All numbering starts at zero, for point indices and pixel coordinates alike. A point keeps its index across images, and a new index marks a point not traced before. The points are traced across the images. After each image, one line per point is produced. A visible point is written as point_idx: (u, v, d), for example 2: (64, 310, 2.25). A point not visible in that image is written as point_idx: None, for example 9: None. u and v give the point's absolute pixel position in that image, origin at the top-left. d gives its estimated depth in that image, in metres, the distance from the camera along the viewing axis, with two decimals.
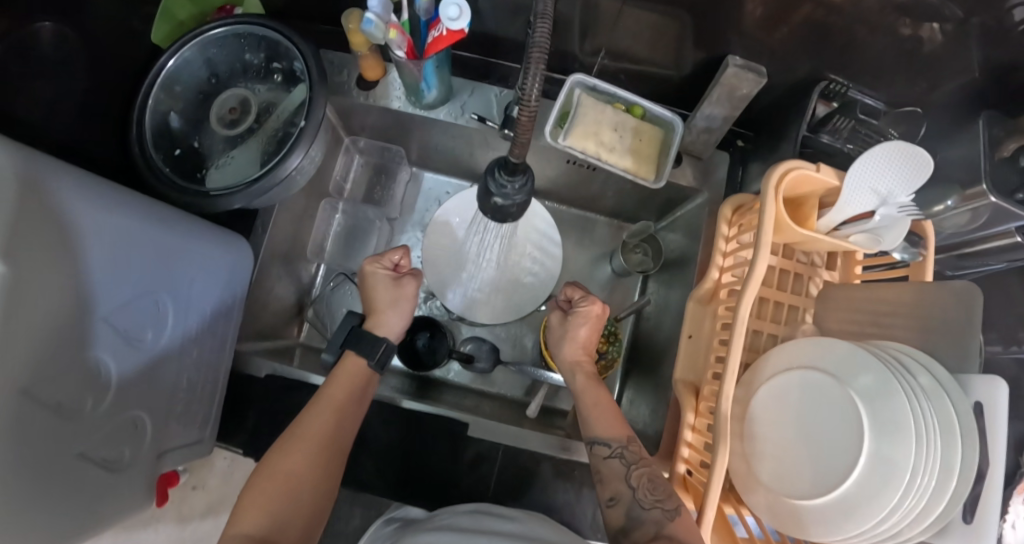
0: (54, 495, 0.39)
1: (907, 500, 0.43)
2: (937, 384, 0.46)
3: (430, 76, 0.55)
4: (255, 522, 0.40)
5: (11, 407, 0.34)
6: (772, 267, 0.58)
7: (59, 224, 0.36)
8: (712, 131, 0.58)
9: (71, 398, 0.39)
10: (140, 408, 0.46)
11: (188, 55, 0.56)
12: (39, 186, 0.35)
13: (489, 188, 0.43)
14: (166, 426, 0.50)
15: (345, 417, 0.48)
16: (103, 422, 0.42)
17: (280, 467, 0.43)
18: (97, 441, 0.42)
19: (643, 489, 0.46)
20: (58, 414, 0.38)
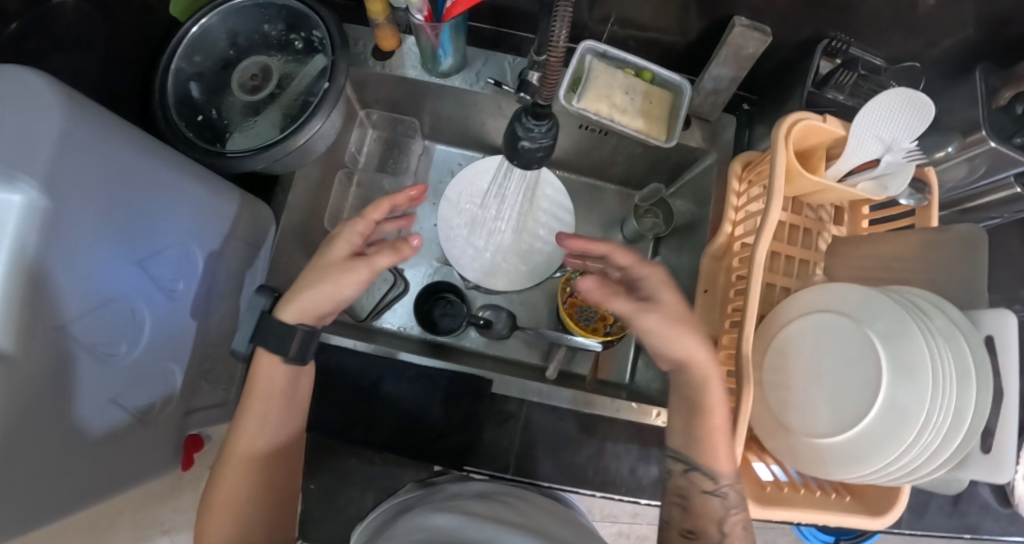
0: (89, 434, 0.40)
1: (924, 437, 0.44)
2: (953, 325, 0.47)
3: (447, 43, 0.57)
4: (221, 531, 0.45)
5: (52, 343, 0.36)
6: (782, 222, 0.60)
7: (94, 168, 0.37)
8: (720, 93, 0.60)
9: (105, 339, 0.40)
10: (166, 356, 0.47)
11: (209, 24, 0.57)
12: (82, 125, 0.36)
13: (517, 132, 0.44)
14: (191, 382, 0.51)
15: (272, 414, 0.48)
16: (133, 367, 0.43)
17: (228, 471, 0.46)
18: (129, 386, 0.43)
19: (735, 533, 0.48)
20: (94, 355, 0.39)
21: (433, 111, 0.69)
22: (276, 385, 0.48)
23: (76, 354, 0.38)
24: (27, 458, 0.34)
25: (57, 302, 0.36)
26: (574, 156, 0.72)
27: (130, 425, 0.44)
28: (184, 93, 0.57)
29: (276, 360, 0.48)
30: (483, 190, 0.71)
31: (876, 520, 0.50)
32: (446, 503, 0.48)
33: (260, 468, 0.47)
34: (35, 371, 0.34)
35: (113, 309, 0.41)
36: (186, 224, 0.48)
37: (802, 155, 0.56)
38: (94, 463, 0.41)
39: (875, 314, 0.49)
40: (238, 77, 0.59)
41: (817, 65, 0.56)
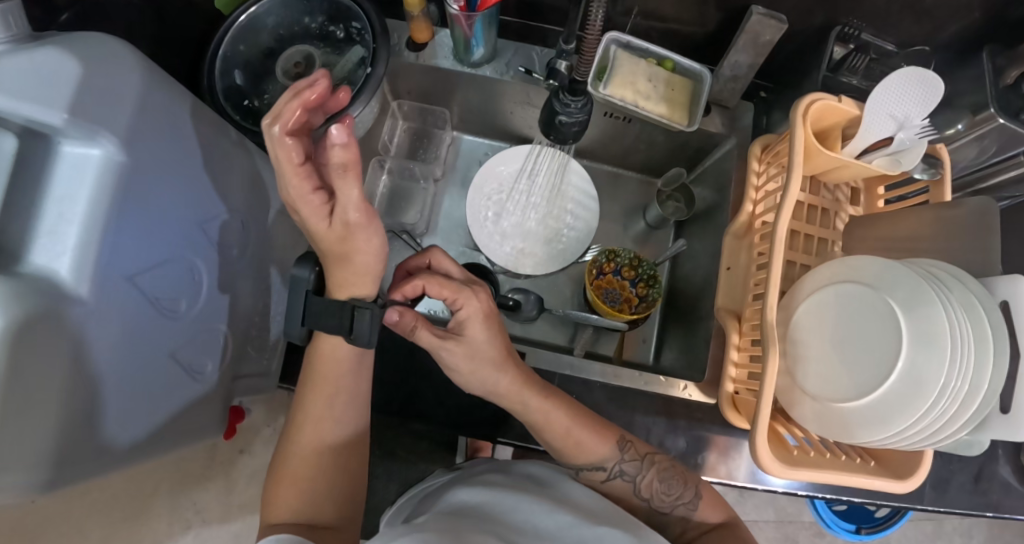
0: (147, 383, 0.43)
1: (941, 402, 0.46)
2: (972, 296, 0.48)
3: (480, 33, 0.60)
4: (286, 509, 0.48)
5: (121, 293, 0.39)
6: (800, 203, 0.63)
7: (161, 133, 0.40)
8: (738, 79, 0.63)
9: (165, 295, 0.44)
10: (214, 319, 0.51)
11: (257, 12, 0.61)
12: (161, 94, 0.40)
13: (556, 108, 0.52)
14: (236, 345, 0.55)
15: (329, 418, 0.51)
16: (185, 325, 0.47)
17: (295, 453, 0.51)
18: (182, 344, 0.47)
19: (657, 497, 0.53)
20: (156, 309, 0.43)
21: (462, 101, 0.72)
22: (335, 365, 0.51)
23: (139, 308, 0.41)
24: (91, 392, 0.37)
25: (126, 257, 0.38)
26: (597, 145, 0.75)
27: (184, 380, 0.48)
28: (232, 78, 0.61)
29: (331, 354, 0.51)
30: (508, 178, 0.74)
31: (899, 482, 0.52)
32: (472, 479, 0.53)
33: (323, 445, 0.51)
34: (104, 316, 0.37)
35: (170, 269, 0.44)
36: (234, 197, 0.51)
37: (819, 135, 0.58)
38: (156, 409, 0.44)
39: (897, 283, 0.51)
40: (283, 64, 0.63)
41: (831, 50, 0.59)
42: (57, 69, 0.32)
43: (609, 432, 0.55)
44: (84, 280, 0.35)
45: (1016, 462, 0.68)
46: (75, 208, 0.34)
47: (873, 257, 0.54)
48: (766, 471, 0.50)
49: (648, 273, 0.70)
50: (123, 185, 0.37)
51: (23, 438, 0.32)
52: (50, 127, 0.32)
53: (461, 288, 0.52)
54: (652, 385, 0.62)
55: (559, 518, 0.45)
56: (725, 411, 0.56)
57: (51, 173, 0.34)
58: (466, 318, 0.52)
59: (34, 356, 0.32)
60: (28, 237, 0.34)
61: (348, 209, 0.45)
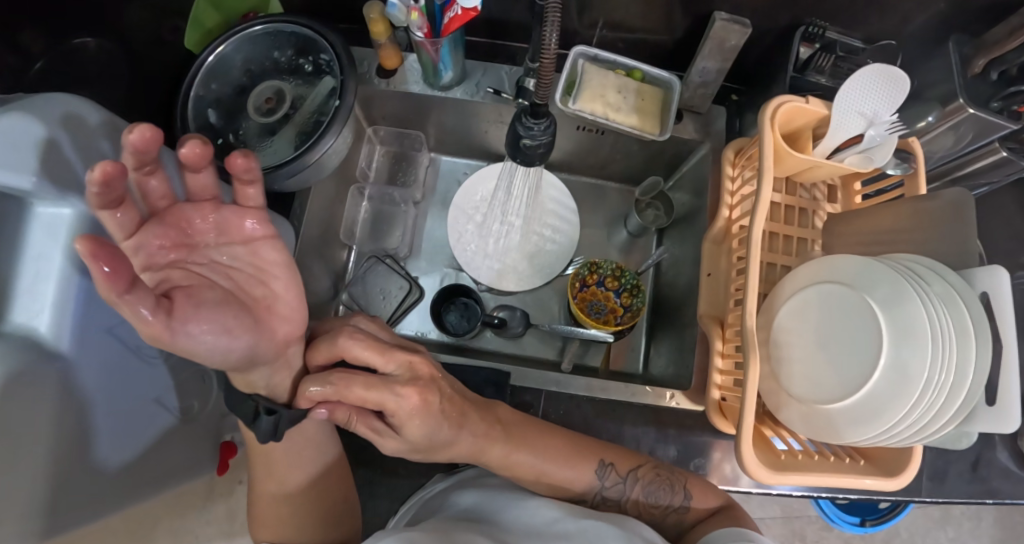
0: (134, 429, 0.43)
1: (925, 397, 0.46)
2: (951, 288, 0.48)
3: (447, 56, 0.61)
4: (272, 539, 0.51)
5: (103, 343, 0.39)
6: (776, 204, 0.63)
7: None
8: (708, 85, 0.63)
9: (146, 343, 0.44)
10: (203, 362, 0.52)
11: (224, 52, 0.61)
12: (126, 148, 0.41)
13: (519, 131, 0.49)
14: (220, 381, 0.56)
15: (291, 457, 0.50)
16: (170, 370, 0.47)
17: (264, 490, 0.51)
18: (168, 389, 0.47)
19: (646, 512, 0.54)
20: (139, 356, 0.43)
21: (437, 122, 0.72)
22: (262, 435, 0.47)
23: (123, 357, 0.41)
24: (76, 443, 0.37)
25: (105, 308, 0.39)
26: (574, 157, 0.75)
27: (172, 421, 0.48)
28: (206, 116, 0.61)
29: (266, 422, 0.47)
30: (488, 196, 0.74)
31: (889, 480, 0.51)
32: (472, 482, 0.56)
33: (287, 486, 0.50)
34: (87, 367, 0.38)
35: None
36: None
37: (789, 137, 0.58)
38: (143, 452, 0.45)
39: (875, 280, 0.51)
40: (254, 100, 0.63)
41: (797, 51, 0.58)
42: (22, 134, 0.32)
43: (587, 460, 0.53)
44: (65, 335, 0.36)
45: (1013, 447, 0.68)
46: (50, 264, 0.35)
47: (850, 256, 0.54)
48: (755, 477, 0.50)
49: (632, 282, 0.70)
50: (96, 241, 0.37)
51: (13, 492, 0.32)
52: (19, 191, 0.33)
53: (391, 395, 0.42)
54: (639, 396, 0.61)
55: (545, 514, 0.49)
56: (713, 418, 0.56)
57: (24, 235, 0.35)
58: (402, 420, 0.44)
59: (17, 413, 0.33)
60: (8, 297, 0.34)
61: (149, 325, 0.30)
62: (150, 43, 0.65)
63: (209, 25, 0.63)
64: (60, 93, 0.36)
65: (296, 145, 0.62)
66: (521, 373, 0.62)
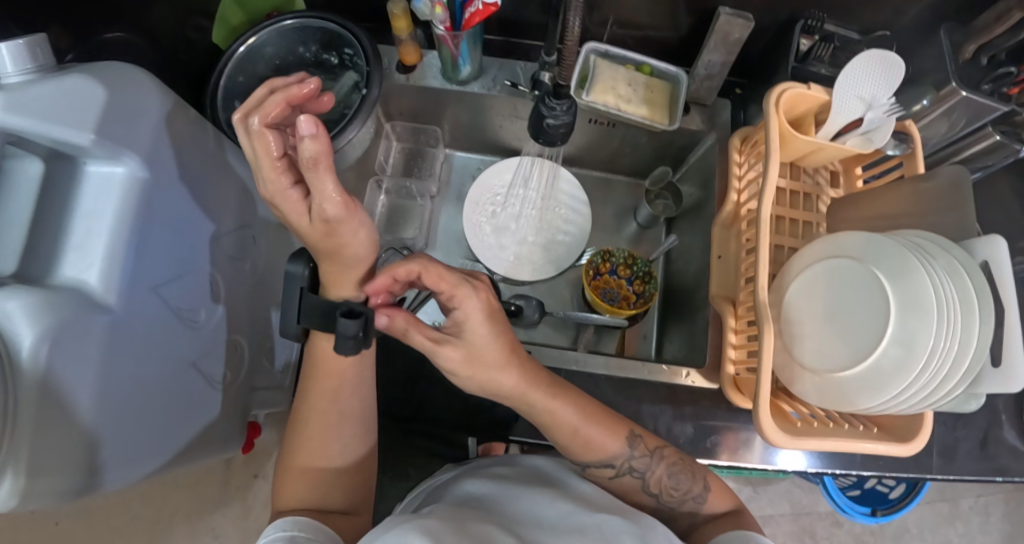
0: (171, 395, 0.44)
1: (932, 362, 0.48)
2: (954, 261, 0.50)
3: (465, 52, 0.64)
4: (297, 494, 0.51)
5: (146, 304, 0.41)
6: (782, 189, 0.66)
7: (175, 157, 0.44)
8: (714, 77, 0.66)
9: (186, 305, 0.46)
10: (236, 332, 0.54)
11: (254, 43, 0.64)
12: (174, 121, 0.44)
13: (542, 112, 0.52)
14: (249, 356, 0.57)
15: (336, 411, 0.53)
16: (204, 339, 0.49)
17: (303, 441, 0.53)
18: (203, 356, 0.49)
19: (665, 494, 0.55)
20: (179, 318, 0.45)
21: (453, 118, 0.75)
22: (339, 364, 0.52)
23: (163, 320, 0.43)
24: (119, 401, 0.38)
25: (150, 269, 0.41)
26: (585, 151, 0.78)
27: (208, 390, 0.50)
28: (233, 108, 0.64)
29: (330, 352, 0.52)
30: (503, 189, 0.76)
31: (904, 445, 0.53)
32: (482, 470, 0.56)
33: (331, 434, 0.53)
34: (133, 324, 0.39)
35: (188, 282, 0.46)
36: (243, 216, 0.56)
37: (793, 123, 0.62)
38: (182, 417, 0.46)
39: (881, 255, 0.53)
40: None
41: (798, 43, 0.62)
42: (86, 94, 0.36)
43: (620, 429, 0.55)
44: (112, 290, 0.38)
45: (1019, 426, 0.70)
46: (101, 221, 0.37)
47: (855, 233, 0.56)
48: (773, 442, 0.52)
49: (643, 269, 0.71)
50: (145, 203, 0.40)
51: (61, 437, 0.34)
52: (77, 147, 0.35)
53: (463, 282, 0.49)
54: (655, 374, 0.63)
55: (559, 507, 0.47)
56: (728, 393, 0.58)
57: (77, 192, 0.37)
58: (467, 313, 0.49)
59: (66, 362, 0.34)
60: (59, 251, 0.36)
61: (325, 201, 0.41)
62: (177, 39, 0.67)
63: (235, 24, 0.68)
64: (126, 65, 0.40)
65: (321, 134, 0.65)
66: (541, 353, 0.63)
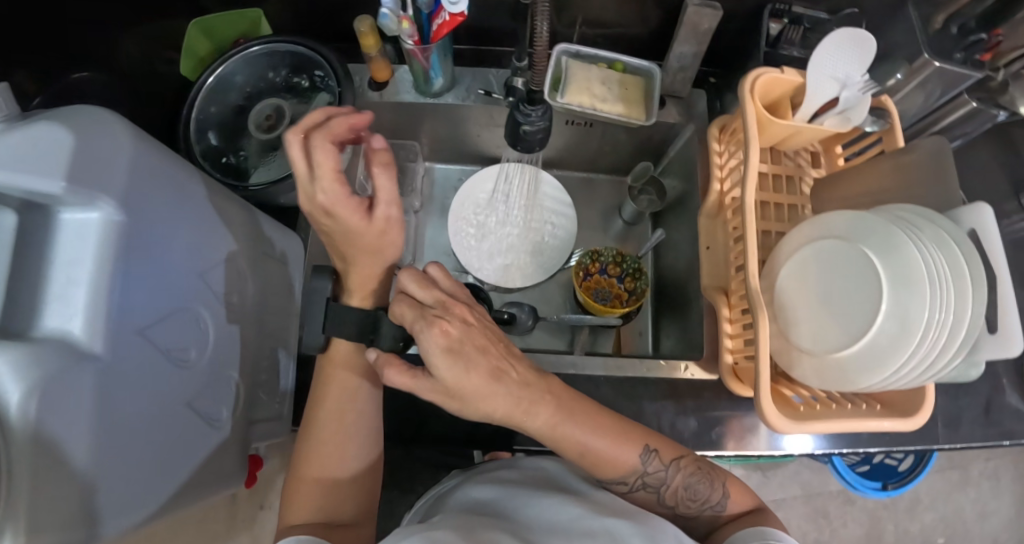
0: (170, 432, 0.44)
1: (928, 335, 0.48)
2: (942, 232, 0.50)
3: (437, 64, 0.64)
4: (307, 513, 0.50)
5: (135, 345, 0.40)
6: (764, 174, 0.66)
7: (156, 194, 0.42)
8: (686, 69, 0.66)
9: (175, 343, 0.45)
10: (231, 367, 0.54)
11: (223, 73, 0.65)
12: (151, 157, 0.42)
13: (518, 119, 0.52)
14: (247, 387, 0.57)
15: (341, 425, 0.53)
16: (200, 374, 0.48)
17: (309, 460, 0.52)
18: (197, 393, 0.48)
19: (682, 504, 0.53)
20: (169, 357, 0.45)
21: (430, 131, 0.75)
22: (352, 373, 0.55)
23: (153, 360, 0.42)
24: (113, 448, 0.38)
25: (135, 310, 0.40)
26: (565, 152, 0.77)
27: (204, 428, 0.49)
28: (208, 139, 0.64)
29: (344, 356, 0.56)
30: (486, 197, 0.75)
31: (905, 421, 0.53)
32: (488, 476, 0.56)
33: (337, 445, 0.53)
34: (121, 368, 0.39)
35: (178, 318, 0.46)
36: (230, 246, 0.54)
37: (769, 107, 0.61)
38: (179, 456, 0.45)
39: (868, 231, 0.54)
40: (254, 120, 0.67)
41: (767, 27, 0.62)
42: (54, 142, 0.34)
43: (634, 438, 0.52)
44: (98, 337, 0.37)
45: (1021, 389, 0.70)
46: (82, 269, 0.36)
47: (840, 212, 0.57)
48: (777, 429, 0.51)
49: (633, 266, 0.70)
50: (126, 246, 0.39)
51: (58, 490, 0.33)
52: (49, 196, 0.34)
53: (420, 315, 0.45)
54: (654, 370, 0.62)
55: (570, 510, 0.46)
56: (729, 382, 0.58)
57: (56, 240, 0.36)
58: (427, 353, 0.43)
59: (55, 417, 0.33)
60: (41, 302, 0.36)
61: (387, 202, 0.49)
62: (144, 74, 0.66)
63: (201, 54, 0.70)
64: (93, 107, 0.39)
65: None
66: (536, 359, 0.62)
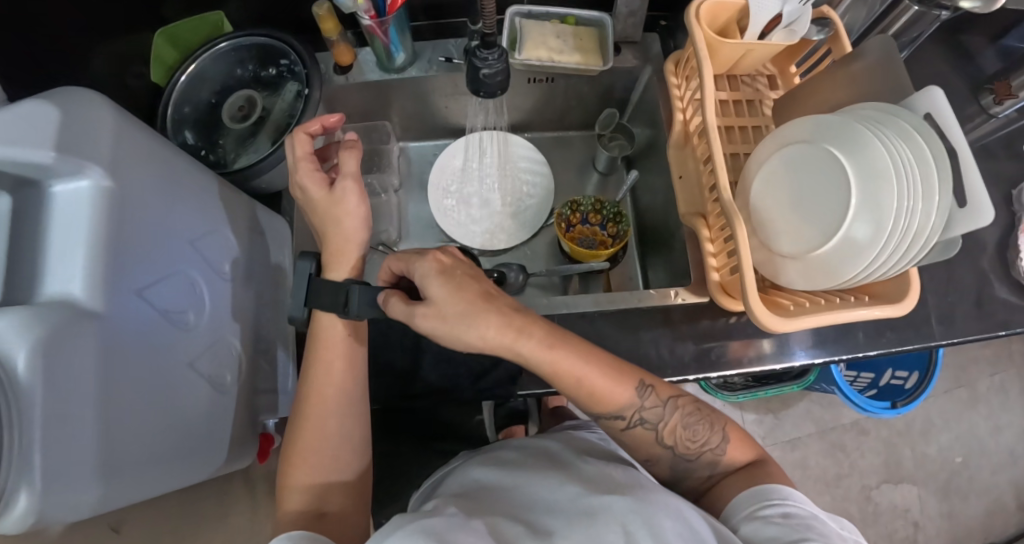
0: (172, 392, 0.45)
1: (899, 221, 0.49)
2: (905, 124, 0.52)
3: (395, 39, 0.66)
4: (299, 500, 0.52)
5: (136, 308, 0.42)
6: (725, 101, 0.68)
7: (142, 165, 0.44)
8: (635, 13, 0.67)
9: (173, 308, 0.47)
10: (231, 337, 0.55)
11: (194, 72, 0.67)
12: (134, 130, 0.43)
13: (476, 64, 0.53)
14: (247, 361, 0.58)
15: (330, 409, 0.53)
16: (200, 340, 0.50)
17: (299, 447, 0.53)
18: (200, 355, 0.50)
19: (682, 445, 0.52)
20: (168, 319, 0.46)
21: (399, 108, 0.77)
22: (335, 355, 0.53)
23: (154, 323, 0.44)
24: (121, 410, 0.39)
25: (131, 275, 0.41)
26: (533, 113, 0.79)
27: (209, 390, 0.51)
28: (185, 137, 0.66)
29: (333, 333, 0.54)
30: (462, 166, 0.77)
31: (895, 305, 0.54)
32: (488, 455, 0.55)
33: (324, 430, 0.53)
34: (122, 332, 0.39)
35: (174, 284, 0.47)
36: (218, 219, 0.55)
37: (719, 34, 0.64)
38: (182, 417, 0.47)
39: (833, 134, 0.56)
40: (228, 111, 0.69)
41: None
42: (41, 116, 0.35)
43: (631, 377, 0.51)
44: (98, 298, 0.38)
45: (1007, 280, 0.72)
46: (77, 235, 0.37)
47: (803, 120, 0.59)
48: (769, 330, 0.53)
49: (613, 211, 0.72)
50: (119, 214, 0.40)
51: (73, 450, 0.34)
52: (40, 168, 0.35)
53: (417, 255, 0.49)
54: (646, 301, 0.63)
55: (567, 490, 0.44)
56: (718, 299, 0.59)
57: (49, 212, 0.37)
58: (425, 280, 0.48)
59: (65, 377, 0.33)
60: (41, 269, 0.37)
61: (345, 178, 0.56)
62: None
63: (169, 61, 0.71)
64: (82, 88, 0.39)
65: (276, 140, 0.67)
66: (529, 304, 0.63)
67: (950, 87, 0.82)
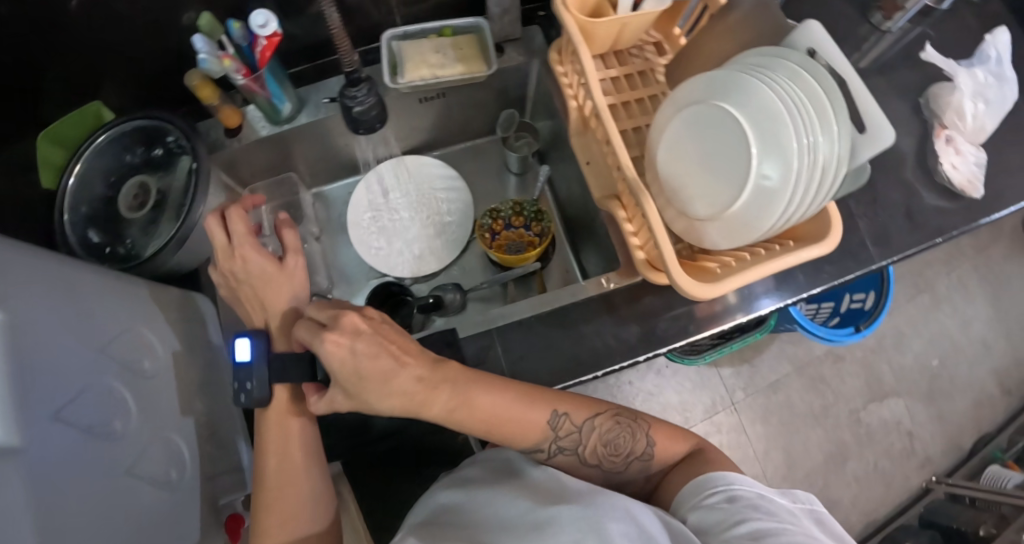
0: (111, 509, 0.43)
1: (804, 159, 0.50)
2: (793, 65, 0.54)
3: (276, 89, 0.65)
4: None
5: (59, 432, 0.39)
6: (616, 78, 0.68)
7: (30, 280, 0.40)
8: (508, 11, 0.66)
9: (97, 421, 0.44)
10: (168, 431, 0.53)
11: (81, 171, 0.65)
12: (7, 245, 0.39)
13: (347, 102, 0.56)
14: (196, 450, 0.56)
15: (291, 468, 0.52)
16: (130, 446, 0.47)
17: (264, 514, 0.51)
18: (136, 459, 0.48)
19: (607, 461, 0.53)
20: (94, 434, 0.43)
21: (303, 156, 0.75)
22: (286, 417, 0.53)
23: (78, 444, 0.41)
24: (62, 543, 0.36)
25: (47, 397, 0.38)
26: (438, 130, 0.78)
27: (155, 492, 0.49)
28: (87, 238, 0.64)
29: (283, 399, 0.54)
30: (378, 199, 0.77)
31: (821, 243, 0.54)
32: (451, 477, 0.53)
33: (285, 493, 0.51)
34: (46, 461, 0.36)
35: (91, 395, 0.44)
36: (128, 317, 0.52)
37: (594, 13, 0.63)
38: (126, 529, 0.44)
39: (724, 88, 0.56)
40: (124, 202, 0.67)
41: None
42: None
43: (546, 406, 0.51)
44: (18, 431, 0.34)
45: (932, 187, 0.74)
46: None
47: (693, 80, 0.59)
48: (699, 297, 0.52)
49: (533, 209, 0.71)
50: (20, 337, 0.37)
51: None
52: None
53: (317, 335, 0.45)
54: (580, 292, 0.63)
55: (519, 505, 0.43)
56: (648, 275, 0.59)
57: None
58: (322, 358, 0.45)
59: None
60: None
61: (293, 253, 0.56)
62: None
63: (57, 161, 0.66)
64: None
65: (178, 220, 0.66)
66: (465, 324, 0.62)
67: (841, 12, 0.83)
